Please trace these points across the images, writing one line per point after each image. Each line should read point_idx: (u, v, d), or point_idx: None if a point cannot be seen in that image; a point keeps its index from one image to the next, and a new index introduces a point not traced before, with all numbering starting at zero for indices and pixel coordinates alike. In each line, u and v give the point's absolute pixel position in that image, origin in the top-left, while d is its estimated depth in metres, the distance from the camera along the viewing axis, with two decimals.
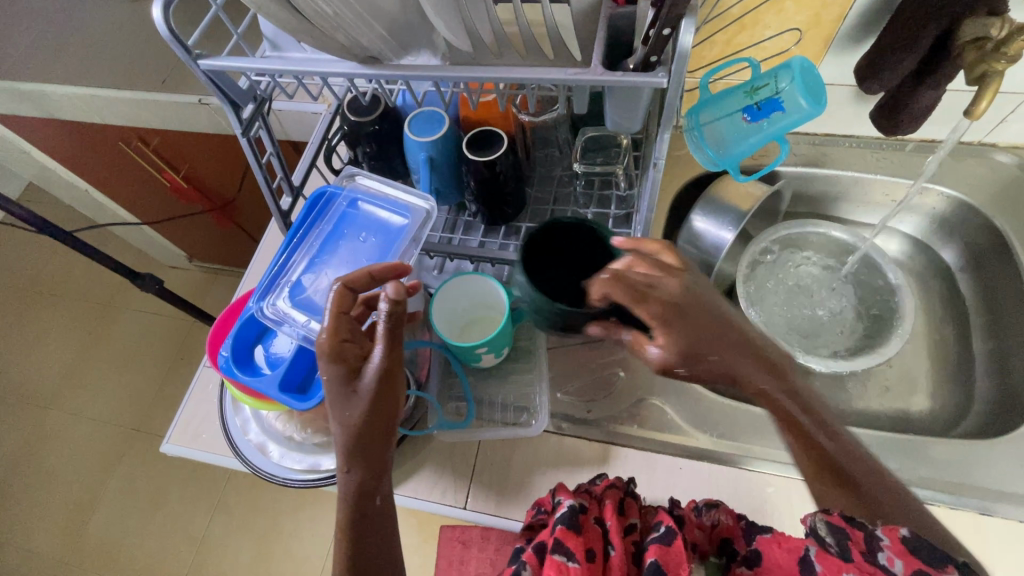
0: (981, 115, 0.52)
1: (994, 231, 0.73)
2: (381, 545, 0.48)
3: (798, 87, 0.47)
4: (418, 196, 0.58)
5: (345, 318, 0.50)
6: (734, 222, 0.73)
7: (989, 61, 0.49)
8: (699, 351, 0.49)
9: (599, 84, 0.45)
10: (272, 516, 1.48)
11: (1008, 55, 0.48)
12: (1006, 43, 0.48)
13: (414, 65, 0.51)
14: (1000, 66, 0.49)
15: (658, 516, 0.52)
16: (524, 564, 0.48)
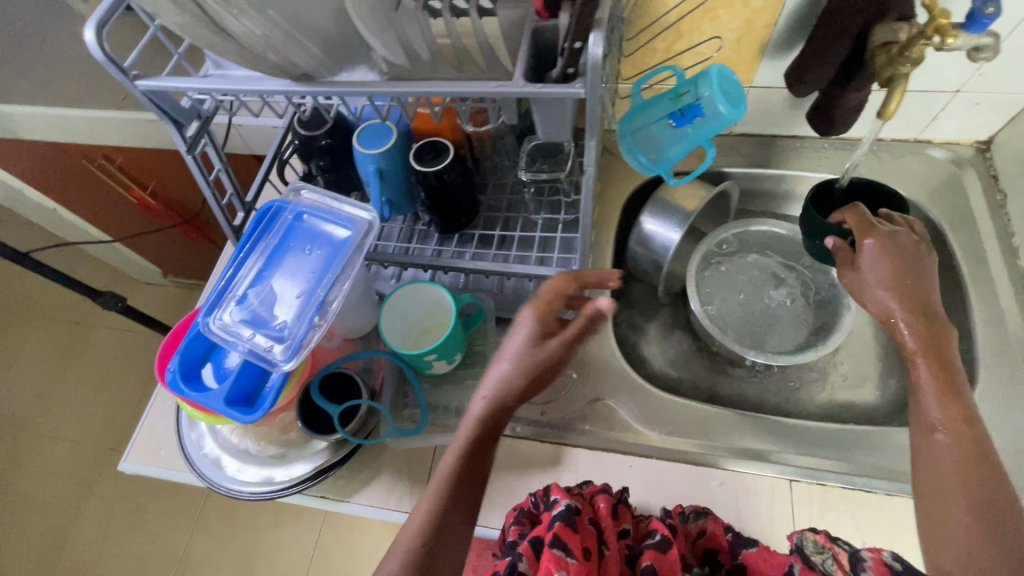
0: (893, 112, 0.53)
1: (931, 224, 0.76)
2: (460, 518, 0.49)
3: (718, 94, 0.48)
4: (361, 208, 0.59)
5: (564, 298, 0.56)
6: (681, 222, 0.75)
7: (895, 64, 0.51)
8: (901, 293, 0.55)
9: (522, 96, 0.46)
10: (252, 531, 1.47)
11: (910, 58, 0.50)
12: (908, 48, 0.50)
13: (349, 80, 0.52)
14: (905, 69, 0.51)
15: (652, 522, 0.55)
16: (521, 557, 0.50)
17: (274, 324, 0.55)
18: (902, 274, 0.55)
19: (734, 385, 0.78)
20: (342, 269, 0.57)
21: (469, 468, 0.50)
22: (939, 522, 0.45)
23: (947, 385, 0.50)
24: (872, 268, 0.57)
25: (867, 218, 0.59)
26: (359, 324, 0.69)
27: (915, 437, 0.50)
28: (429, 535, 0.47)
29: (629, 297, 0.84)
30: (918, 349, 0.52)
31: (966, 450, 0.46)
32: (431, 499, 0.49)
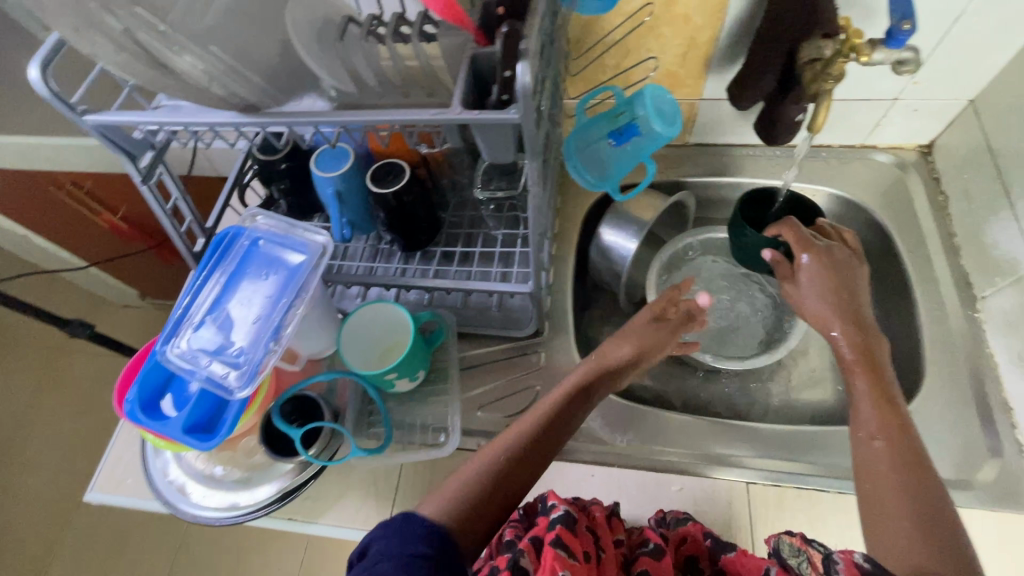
0: (822, 125, 0.57)
1: (878, 226, 0.78)
2: (537, 460, 0.55)
3: (652, 115, 0.53)
4: (314, 232, 0.60)
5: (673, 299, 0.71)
6: (636, 232, 0.77)
7: (820, 80, 0.55)
8: (831, 300, 0.62)
9: (461, 122, 0.48)
10: (234, 555, 1.45)
11: (833, 74, 0.54)
12: (830, 65, 0.53)
13: (296, 110, 0.53)
14: (828, 85, 0.55)
15: (644, 532, 0.58)
16: (521, 553, 0.50)
17: (230, 350, 0.56)
18: (836, 286, 0.62)
19: (697, 389, 0.79)
20: (298, 294, 0.58)
21: (555, 418, 0.58)
22: (883, 523, 0.47)
23: (880, 393, 0.55)
24: (811, 281, 0.63)
25: (804, 235, 0.65)
26: (322, 345, 0.70)
27: (855, 443, 0.53)
28: (506, 463, 0.53)
29: (593, 306, 0.86)
30: (853, 357, 0.59)
31: (897, 450, 0.50)
32: (523, 429, 0.56)
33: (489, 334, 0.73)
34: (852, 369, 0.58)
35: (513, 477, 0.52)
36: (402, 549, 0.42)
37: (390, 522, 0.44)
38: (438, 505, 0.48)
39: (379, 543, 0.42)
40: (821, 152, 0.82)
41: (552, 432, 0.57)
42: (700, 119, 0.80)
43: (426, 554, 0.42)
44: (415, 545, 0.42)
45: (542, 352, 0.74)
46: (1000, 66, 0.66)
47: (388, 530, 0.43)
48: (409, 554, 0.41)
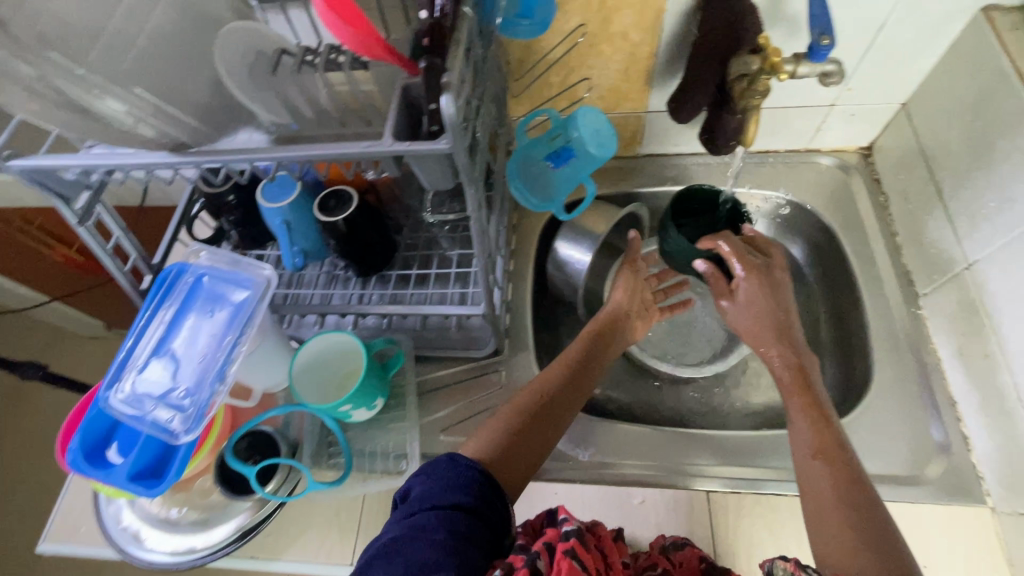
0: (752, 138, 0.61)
1: (825, 228, 0.80)
2: (560, 405, 0.62)
3: (585, 140, 0.55)
4: (257, 267, 0.60)
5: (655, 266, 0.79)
6: (590, 245, 0.78)
7: (748, 97, 0.57)
8: (768, 321, 0.65)
9: (393, 153, 0.47)
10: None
11: (759, 92, 0.56)
12: (755, 82, 0.55)
13: (229, 147, 0.53)
14: (756, 101, 0.57)
15: (649, 558, 0.57)
16: (537, 557, 0.46)
17: (174, 393, 0.55)
18: (768, 308, 0.65)
19: (658, 398, 0.80)
20: (242, 331, 0.57)
21: (573, 368, 0.65)
22: (829, 540, 0.48)
23: (814, 412, 0.58)
24: (742, 304, 0.66)
25: (740, 248, 0.66)
26: (277, 377, 0.69)
27: (798, 464, 0.55)
28: (533, 410, 0.60)
29: (554, 320, 0.86)
30: (789, 377, 0.62)
31: (835, 468, 0.52)
32: (545, 382, 0.63)
33: (447, 354, 0.73)
34: (789, 390, 0.61)
35: (539, 421, 0.60)
36: (440, 497, 0.49)
37: (432, 469, 0.52)
38: (478, 446, 0.56)
39: (421, 487, 0.50)
40: (768, 157, 0.84)
41: (571, 380, 0.64)
42: (648, 131, 0.81)
43: (460, 501, 0.49)
44: (450, 494, 0.49)
45: (502, 370, 0.74)
46: (927, 71, 0.68)
47: (430, 476, 0.51)
48: (445, 501, 0.48)
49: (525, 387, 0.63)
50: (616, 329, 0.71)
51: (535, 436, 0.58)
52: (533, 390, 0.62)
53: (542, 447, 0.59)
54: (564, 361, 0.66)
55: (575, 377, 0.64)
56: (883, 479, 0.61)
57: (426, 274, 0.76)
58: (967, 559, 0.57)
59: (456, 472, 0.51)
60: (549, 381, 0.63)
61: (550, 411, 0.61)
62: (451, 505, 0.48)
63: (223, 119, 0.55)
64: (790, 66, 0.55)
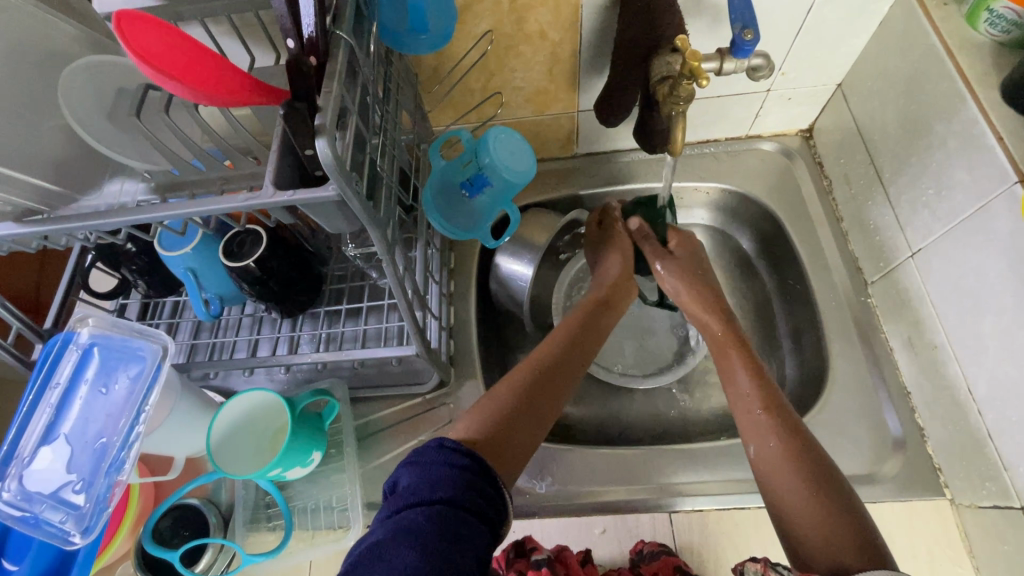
0: (681, 145, 0.55)
1: (771, 218, 0.77)
2: (556, 384, 0.58)
3: (497, 162, 0.54)
4: (151, 333, 0.53)
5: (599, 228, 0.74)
6: (531, 259, 0.73)
7: (670, 103, 0.52)
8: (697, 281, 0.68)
9: (278, 204, 0.41)
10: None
11: (680, 97, 0.52)
12: (676, 88, 0.51)
13: (91, 209, 0.45)
14: (679, 108, 0.53)
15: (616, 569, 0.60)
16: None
17: (68, 488, 0.49)
18: (692, 269, 0.69)
19: (617, 409, 0.77)
20: (140, 409, 0.51)
21: (568, 345, 0.62)
22: (788, 498, 0.49)
23: (753, 366, 0.60)
24: (672, 273, 0.69)
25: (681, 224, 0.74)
26: (199, 444, 0.62)
27: (741, 421, 0.57)
28: (528, 390, 0.56)
29: (504, 338, 0.81)
30: (722, 334, 0.64)
31: (778, 424, 0.54)
32: (540, 359, 0.59)
33: (388, 392, 0.69)
34: (725, 350, 0.63)
35: (535, 402, 0.55)
36: (428, 492, 0.42)
37: (422, 457, 0.45)
38: (469, 428, 0.52)
39: (410, 478, 0.43)
40: (709, 148, 0.80)
41: (566, 357, 0.61)
42: (583, 131, 0.76)
43: (451, 498, 0.42)
44: (436, 488, 0.42)
45: (449, 403, 0.70)
46: (859, 50, 0.65)
47: (419, 465, 0.44)
48: (432, 499, 0.41)
49: (518, 366, 0.59)
50: (614, 302, 0.68)
51: (530, 416, 0.54)
52: (528, 369, 0.58)
53: (536, 429, 0.54)
54: (560, 338, 0.62)
55: (572, 353, 0.61)
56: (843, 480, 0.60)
57: (357, 307, 0.70)
58: (931, 554, 0.56)
59: (444, 461, 0.44)
60: (545, 359, 0.59)
61: (546, 391, 0.57)
62: (437, 502, 0.41)
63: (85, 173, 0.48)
64: (713, 64, 0.51)
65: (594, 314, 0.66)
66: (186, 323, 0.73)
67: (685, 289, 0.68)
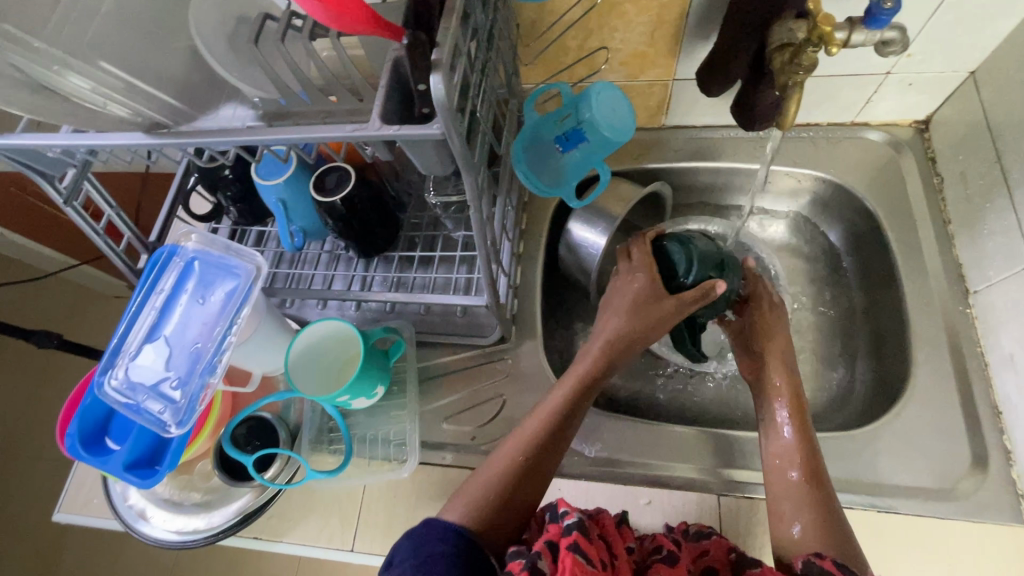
0: (793, 120, 0.53)
1: (868, 213, 0.72)
2: (549, 457, 0.56)
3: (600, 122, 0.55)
4: (247, 255, 0.57)
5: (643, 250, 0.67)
6: (606, 228, 0.71)
7: (789, 71, 0.49)
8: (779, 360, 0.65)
9: (383, 138, 0.43)
10: (225, 560, 1.37)
11: (803, 66, 0.48)
12: (799, 55, 0.48)
13: (211, 127, 0.49)
14: (800, 76, 0.49)
15: (654, 539, 0.55)
16: (537, 557, 0.46)
17: (166, 383, 0.54)
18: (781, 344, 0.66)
19: (673, 390, 0.76)
20: (233, 320, 0.55)
21: (563, 413, 0.58)
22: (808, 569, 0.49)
23: (801, 431, 0.59)
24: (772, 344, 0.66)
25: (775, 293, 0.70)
26: (275, 363, 0.67)
27: (775, 485, 0.56)
28: (522, 466, 0.54)
29: (566, 305, 0.81)
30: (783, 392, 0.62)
31: (812, 494, 0.53)
32: (532, 433, 0.56)
33: (451, 341, 0.71)
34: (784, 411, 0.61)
35: (526, 480, 0.54)
36: (428, 551, 0.46)
37: (410, 533, 0.48)
38: (460, 514, 0.51)
39: (404, 551, 0.46)
40: (808, 132, 0.76)
41: (559, 428, 0.57)
42: (676, 100, 0.74)
43: (450, 549, 0.46)
44: (436, 545, 0.46)
45: (508, 358, 0.71)
46: (1004, 35, 0.59)
47: (410, 539, 0.47)
48: (435, 552, 0.46)
49: (512, 440, 0.57)
50: (620, 356, 0.62)
51: (528, 485, 0.54)
52: (519, 445, 0.56)
53: (529, 500, 0.53)
54: (555, 404, 0.58)
55: (565, 422, 0.57)
56: (908, 491, 0.57)
57: (430, 256, 0.72)
58: None
59: (433, 529, 0.48)
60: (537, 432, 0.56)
61: (537, 465, 0.55)
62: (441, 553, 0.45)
63: (205, 95, 0.51)
64: (843, 34, 0.47)
65: (596, 374, 0.61)
66: (270, 252, 0.77)
67: (772, 350, 0.66)
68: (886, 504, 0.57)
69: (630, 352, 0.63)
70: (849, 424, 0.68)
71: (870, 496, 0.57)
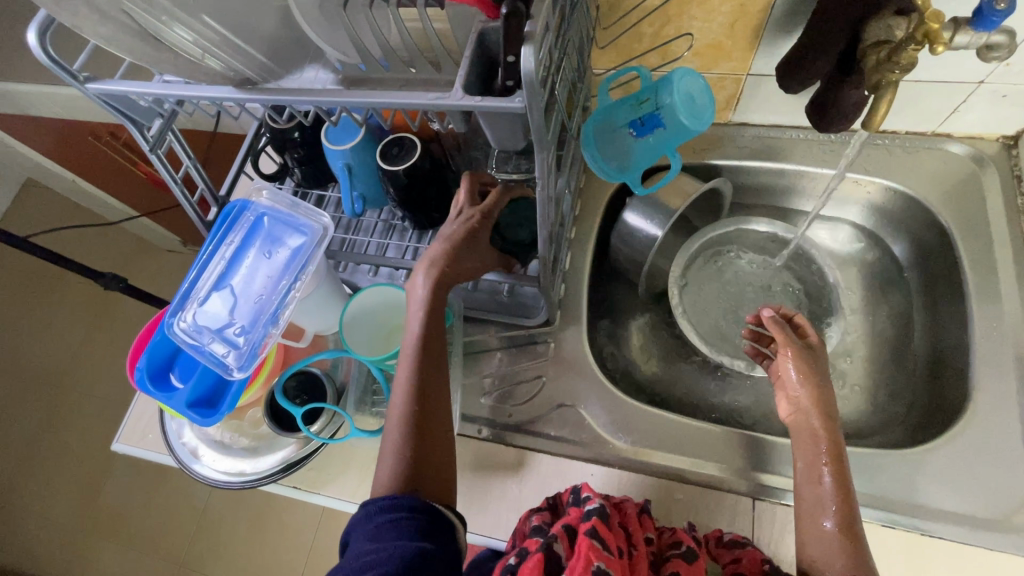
0: (881, 121, 0.50)
1: (940, 228, 0.69)
2: (436, 412, 0.54)
3: (677, 107, 0.55)
4: (315, 214, 0.60)
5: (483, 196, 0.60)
6: (663, 221, 0.69)
7: (884, 69, 0.47)
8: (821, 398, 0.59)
9: (463, 108, 0.43)
10: (252, 506, 1.45)
11: (900, 64, 0.46)
12: (897, 52, 0.46)
13: (297, 87, 0.50)
14: (894, 75, 0.47)
15: (676, 534, 0.54)
16: (554, 539, 0.49)
17: (230, 329, 0.57)
18: (822, 379, 0.60)
19: (712, 390, 0.76)
20: (298, 275, 0.57)
21: (419, 353, 0.55)
22: None
23: (843, 485, 0.53)
24: (812, 386, 0.59)
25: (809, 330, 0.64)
26: (326, 322, 0.69)
27: (807, 534, 0.52)
28: (414, 420, 0.53)
29: (612, 295, 0.81)
30: (820, 426, 0.57)
31: (850, 548, 0.49)
32: (405, 386, 0.54)
33: (497, 319, 0.71)
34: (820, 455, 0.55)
35: (425, 457, 0.52)
36: (389, 539, 0.45)
37: (371, 519, 0.47)
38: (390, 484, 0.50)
39: (360, 544, 0.46)
40: (883, 138, 0.73)
41: (427, 374, 0.55)
42: (748, 96, 0.72)
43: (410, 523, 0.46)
44: (399, 534, 0.46)
45: (551, 342, 0.72)
46: None
47: (369, 528, 0.47)
48: (402, 510, 0.47)
49: (395, 393, 0.55)
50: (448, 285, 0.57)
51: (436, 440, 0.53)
52: (405, 399, 0.54)
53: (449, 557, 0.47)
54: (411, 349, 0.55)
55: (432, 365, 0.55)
56: (954, 518, 0.56)
57: None
58: None
59: (387, 516, 0.47)
60: (416, 379, 0.54)
61: (427, 424, 0.53)
62: (408, 514, 0.47)
63: (291, 54, 0.53)
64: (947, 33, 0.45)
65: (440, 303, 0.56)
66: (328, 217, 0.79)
67: (815, 387, 0.59)
68: (927, 527, 0.55)
69: (461, 274, 0.57)
70: (897, 443, 0.66)
71: (911, 518, 0.56)
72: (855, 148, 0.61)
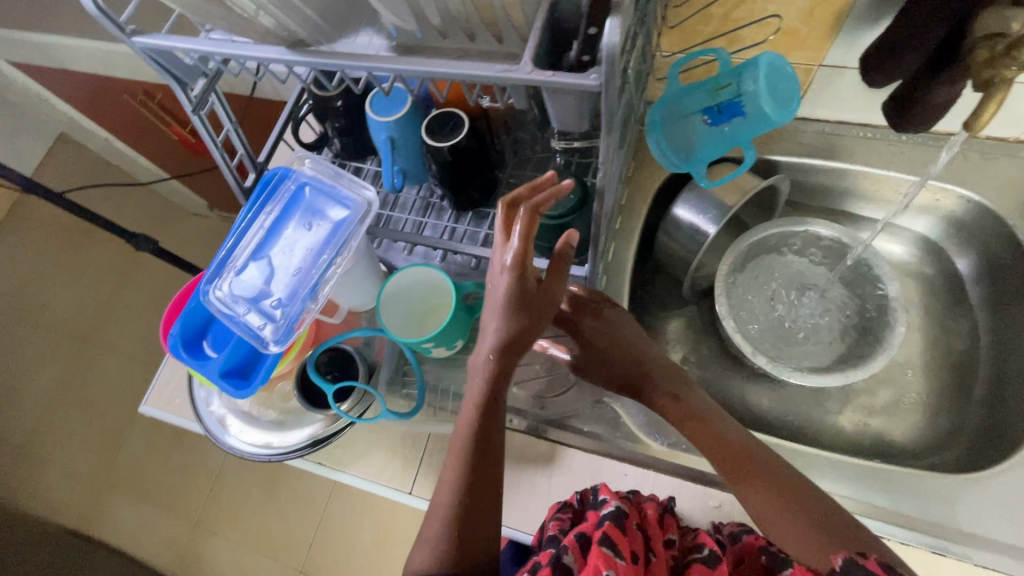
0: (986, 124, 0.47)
1: (1015, 242, 0.65)
2: (488, 485, 0.50)
3: (760, 95, 0.51)
4: (361, 187, 0.58)
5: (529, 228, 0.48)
6: (717, 216, 0.65)
7: (998, 66, 0.44)
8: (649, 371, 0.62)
9: (530, 83, 0.41)
10: (267, 474, 1.50)
11: (1018, 62, 0.42)
12: (1017, 47, 0.42)
13: (350, 52, 0.48)
14: (1008, 74, 0.44)
15: (699, 537, 0.51)
16: (565, 550, 0.46)
17: (266, 301, 0.55)
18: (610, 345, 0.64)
19: (753, 396, 0.72)
20: (340, 251, 0.56)
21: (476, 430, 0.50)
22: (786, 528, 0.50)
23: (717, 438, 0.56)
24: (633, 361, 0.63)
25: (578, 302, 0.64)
26: (361, 300, 0.67)
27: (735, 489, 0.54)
28: (460, 498, 0.49)
29: (651, 289, 0.78)
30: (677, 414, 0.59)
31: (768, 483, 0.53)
32: (456, 463, 0.50)
33: None
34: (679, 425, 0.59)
35: (466, 531, 0.48)
36: None
37: None
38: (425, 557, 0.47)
39: None
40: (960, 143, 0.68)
41: (481, 444, 0.50)
42: (818, 87, 0.67)
43: None
44: None
45: None
46: None
47: None
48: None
49: (448, 462, 0.51)
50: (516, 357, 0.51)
51: (478, 518, 0.48)
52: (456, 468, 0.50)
53: None
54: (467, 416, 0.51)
55: (485, 437, 0.50)
56: (1007, 550, 0.53)
57: None
58: None
59: None
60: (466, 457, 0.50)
61: (473, 508, 0.48)
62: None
63: (345, 17, 0.50)
64: None
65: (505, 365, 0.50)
66: None
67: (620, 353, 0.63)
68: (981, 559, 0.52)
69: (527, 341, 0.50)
70: (944, 467, 0.63)
71: (963, 547, 0.53)
72: (949, 153, 0.56)
